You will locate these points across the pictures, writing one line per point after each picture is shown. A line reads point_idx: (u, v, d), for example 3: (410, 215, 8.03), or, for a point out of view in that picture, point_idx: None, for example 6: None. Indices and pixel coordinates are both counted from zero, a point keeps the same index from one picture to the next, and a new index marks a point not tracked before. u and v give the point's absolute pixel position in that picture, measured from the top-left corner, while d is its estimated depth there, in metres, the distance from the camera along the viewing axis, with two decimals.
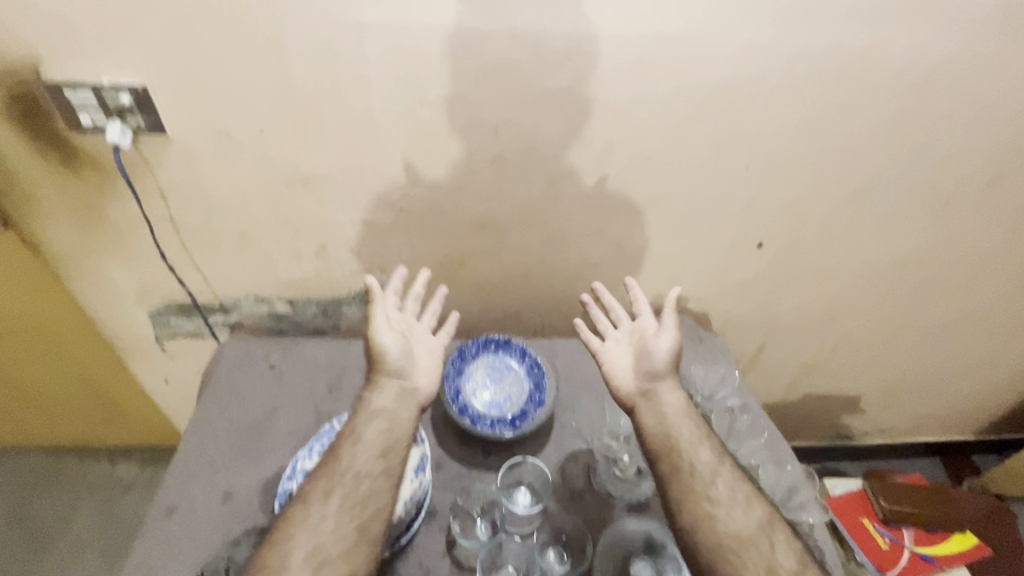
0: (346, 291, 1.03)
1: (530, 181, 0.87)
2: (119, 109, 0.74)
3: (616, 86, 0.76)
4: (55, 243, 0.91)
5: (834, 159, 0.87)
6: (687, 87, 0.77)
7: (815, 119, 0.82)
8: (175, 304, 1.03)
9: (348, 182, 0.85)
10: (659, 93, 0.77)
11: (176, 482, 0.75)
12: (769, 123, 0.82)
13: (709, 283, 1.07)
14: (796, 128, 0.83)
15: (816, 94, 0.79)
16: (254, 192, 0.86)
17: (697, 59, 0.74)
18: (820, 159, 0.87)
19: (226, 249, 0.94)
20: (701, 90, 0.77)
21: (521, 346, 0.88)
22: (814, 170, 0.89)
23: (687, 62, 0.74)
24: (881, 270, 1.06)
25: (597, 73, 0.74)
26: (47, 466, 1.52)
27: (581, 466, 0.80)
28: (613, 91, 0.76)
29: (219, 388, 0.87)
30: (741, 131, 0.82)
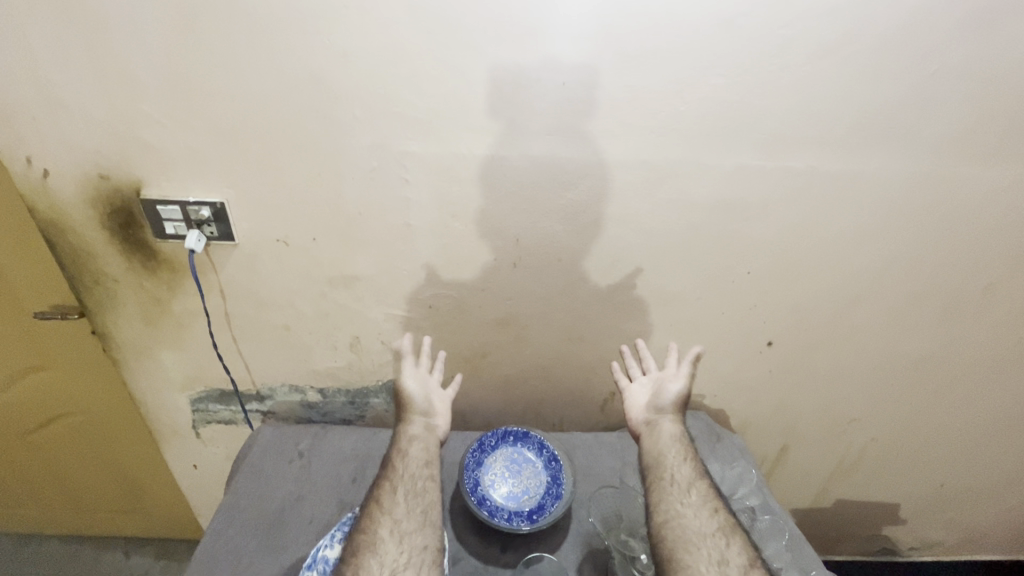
0: (374, 382, 1.10)
1: (549, 283, 0.95)
2: (198, 220, 0.86)
3: (624, 202, 0.86)
4: (122, 333, 1.01)
5: (831, 264, 0.94)
6: (688, 203, 0.86)
7: (808, 229, 0.90)
8: (217, 391, 1.10)
9: (385, 282, 0.95)
10: (662, 208, 0.87)
11: (200, 568, 0.77)
12: (766, 233, 0.90)
13: (724, 380, 1.09)
14: (793, 236, 0.91)
15: (805, 208, 0.88)
16: (302, 289, 0.96)
17: (696, 179, 0.84)
18: (818, 264, 0.94)
19: (270, 340, 1.03)
20: (701, 204, 0.87)
21: (540, 438, 0.91)
22: (814, 274, 0.95)
23: (687, 181, 0.84)
24: (895, 371, 1.08)
25: (606, 192, 0.85)
26: (65, 555, 1.52)
27: (600, 566, 0.79)
28: (621, 206, 0.87)
29: (250, 473, 0.91)
30: (740, 240, 0.91)
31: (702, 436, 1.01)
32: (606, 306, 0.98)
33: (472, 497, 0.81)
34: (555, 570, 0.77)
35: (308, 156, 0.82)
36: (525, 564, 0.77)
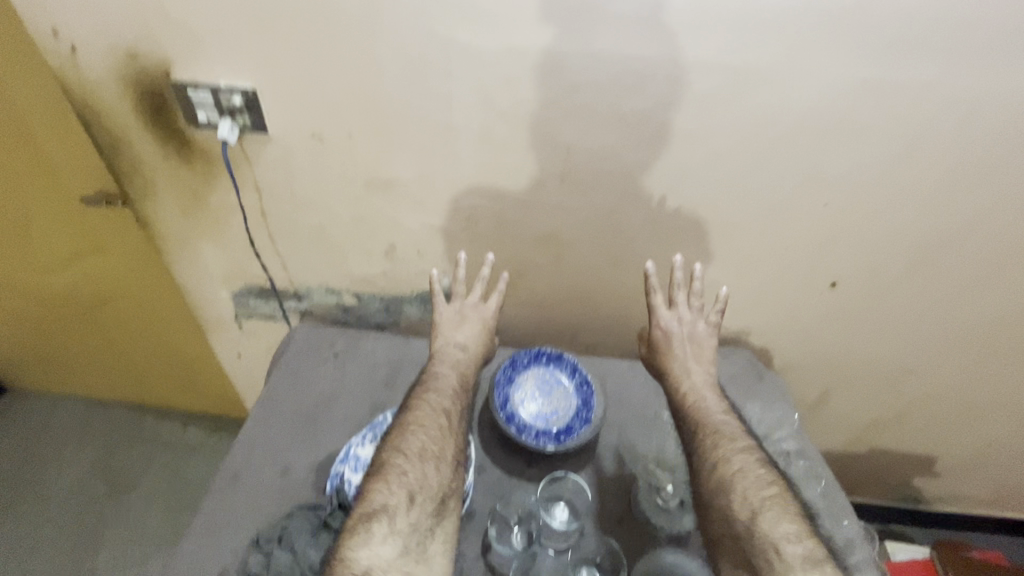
0: (409, 291, 1.08)
1: (597, 201, 0.88)
2: (230, 108, 0.81)
3: (693, 113, 0.76)
4: (163, 223, 1.01)
5: (925, 202, 0.82)
6: (768, 119, 0.75)
7: (907, 158, 0.78)
8: (256, 288, 1.12)
9: (423, 189, 0.90)
10: (739, 122, 0.76)
11: (243, 451, 0.81)
12: (854, 161, 0.78)
13: (773, 320, 1.03)
14: (886, 165, 0.79)
15: (910, 132, 0.75)
16: (338, 191, 0.92)
17: (781, 90, 0.72)
18: (909, 200, 0.82)
19: (306, 241, 1.01)
20: (782, 122, 0.75)
21: (573, 361, 0.89)
22: (900, 212, 0.84)
23: (771, 93, 0.72)
24: (970, 325, 0.98)
25: (675, 99, 0.74)
26: (131, 421, 1.68)
27: (622, 490, 0.79)
28: (690, 118, 0.76)
29: (288, 369, 0.93)
30: (823, 166, 0.80)
31: (742, 375, 0.97)
32: (657, 231, 0.90)
33: (500, 413, 0.81)
34: (578, 490, 0.78)
35: (344, 40, 0.73)
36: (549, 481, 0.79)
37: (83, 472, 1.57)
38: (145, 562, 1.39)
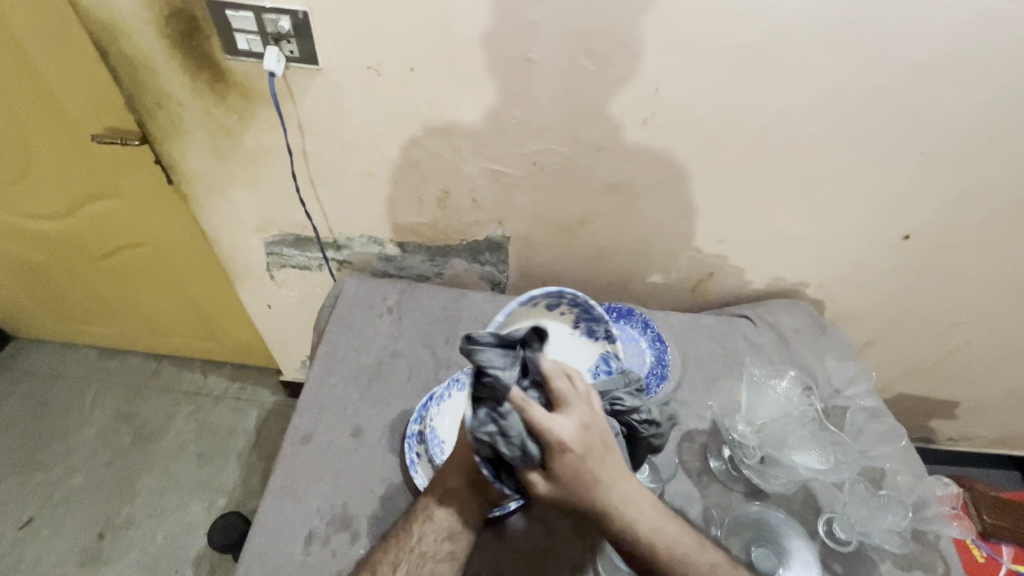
0: (458, 243, 1.03)
1: (677, 145, 0.84)
2: (277, 34, 0.72)
3: (791, 47, 0.72)
4: (191, 165, 0.93)
5: (1010, 150, 0.81)
6: (870, 61, 0.73)
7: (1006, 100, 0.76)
8: (292, 237, 1.05)
9: (488, 131, 0.83)
10: (836, 57, 0.73)
11: (310, 412, 0.79)
12: (949, 104, 0.77)
13: (831, 270, 1.02)
14: (981, 109, 0.77)
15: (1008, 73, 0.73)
16: (392, 130, 0.84)
17: (890, 29, 0.70)
18: (997, 146, 0.81)
19: (351, 189, 0.94)
20: (887, 67, 0.73)
21: (645, 318, 0.87)
22: (988, 156, 0.82)
23: (883, 34, 0.70)
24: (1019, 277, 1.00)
25: (776, 34, 0.70)
26: (148, 369, 1.64)
27: (696, 447, 0.78)
28: (786, 53, 0.72)
29: (342, 324, 0.89)
30: (915, 108, 0.78)
31: (803, 328, 0.94)
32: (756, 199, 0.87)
33: None
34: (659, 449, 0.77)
35: None
36: None
37: (104, 422, 1.54)
38: (183, 507, 1.40)
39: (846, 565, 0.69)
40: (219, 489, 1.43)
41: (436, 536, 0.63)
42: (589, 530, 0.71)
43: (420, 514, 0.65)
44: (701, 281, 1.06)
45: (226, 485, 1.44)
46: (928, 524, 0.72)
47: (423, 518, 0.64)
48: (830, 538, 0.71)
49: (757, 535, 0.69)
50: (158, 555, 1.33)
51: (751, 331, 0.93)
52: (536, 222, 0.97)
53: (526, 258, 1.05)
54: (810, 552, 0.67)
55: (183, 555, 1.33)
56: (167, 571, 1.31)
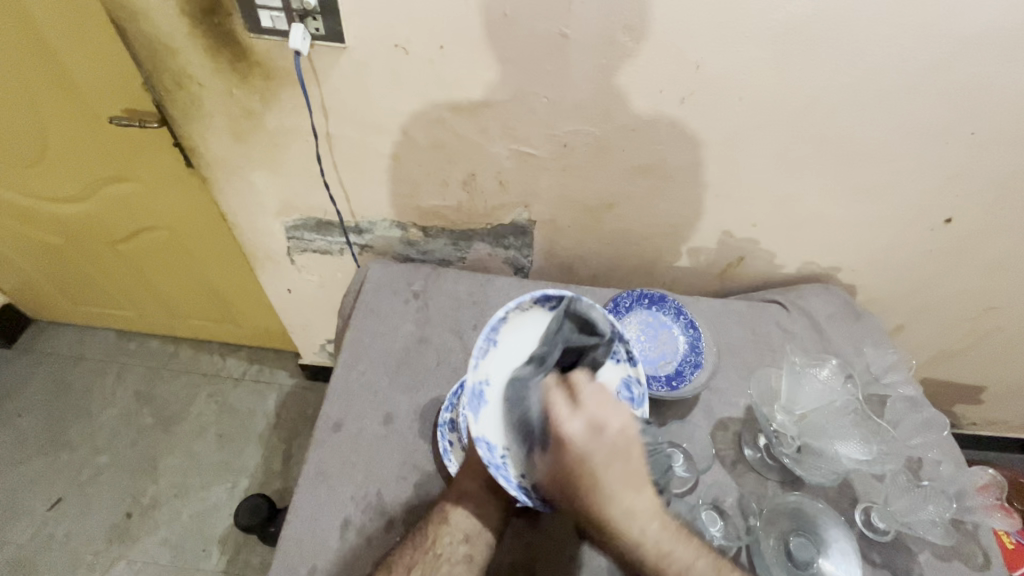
0: (483, 226, 1.01)
1: (714, 125, 0.80)
2: (302, 11, 0.69)
3: (845, 20, 0.68)
4: (211, 147, 0.90)
5: None
6: (928, 36, 0.69)
7: None
8: (313, 221, 1.04)
9: (518, 111, 0.80)
10: (891, 31, 0.68)
11: (339, 398, 0.78)
12: (1007, 81, 0.73)
13: (866, 254, 1.00)
14: None
15: None
16: (418, 111, 0.81)
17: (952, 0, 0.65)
18: None
19: (374, 171, 0.91)
20: (943, 42, 0.69)
21: (677, 304, 0.86)
22: None
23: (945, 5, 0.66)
24: None
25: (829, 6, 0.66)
26: (167, 352, 1.65)
27: (731, 435, 0.77)
28: (838, 26, 0.68)
29: (368, 310, 0.88)
30: (971, 85, 0.74)
31: (837, 313, 0.92)
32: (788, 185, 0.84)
33: None
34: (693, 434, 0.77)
35: None
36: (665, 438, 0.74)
37: (126, 404, 1.55)
38: (207, 488, 1.42)
39: (885, 556, 0.68)
40: (241, 471, 1.45)
41: (453, 539, 0.64)
42: None
43: (438, 513, 0.66)
44: (730, 265, 1.04)
45: (248, 466, 1.46)
46: (968, 514, 0.71)
47: (440, 520, 0.65)
48: (868, 528, 0.70)
49: (795, 525, 0.69)
50: (184, 534, 1.35)
51: (784, 316, 0.91)
52: (563, 205, 0.95)
53: (551, 242, 1.02)
54: (850, 542, 0.67)
55: (208, 535, 1.35)
56: (194, 550, 1.33)
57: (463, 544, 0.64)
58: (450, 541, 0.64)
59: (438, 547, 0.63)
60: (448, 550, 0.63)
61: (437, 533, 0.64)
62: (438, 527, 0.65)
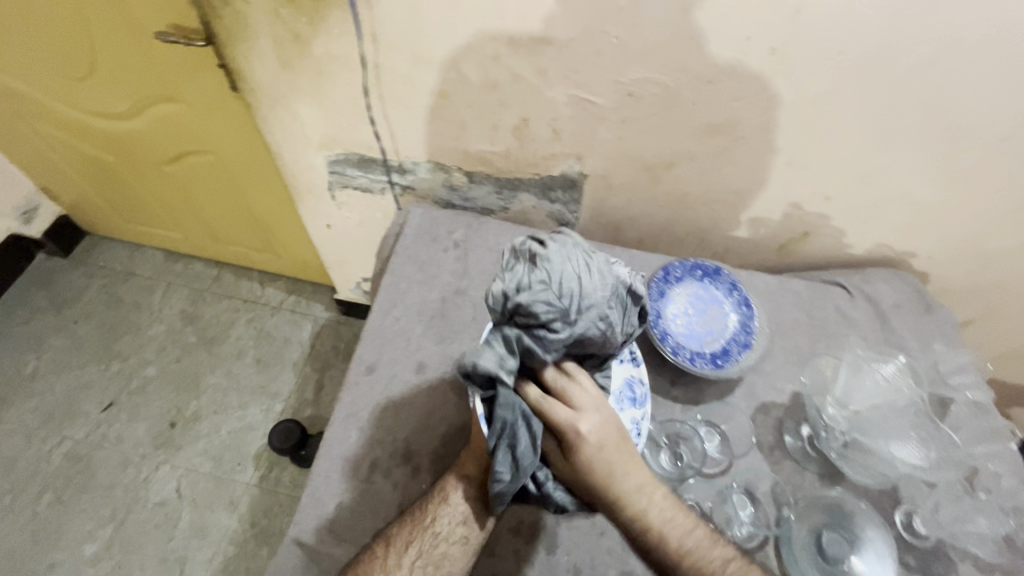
0: (530, 176, 0.95)
1: (802, 84, 0.71)
2: None
3: None
4: (255, 71, 0.87)
5: None
6: None
7: None
8: (355, 156, 1.00)
9: (583, 52, 0.73)
10: None
11: (373, 343, 0.78)
12: None
13: (949, 242, 0.90)
14: None
15: None
16: (473, 46, 0.75)
17: None
18: None
19: (422, 108, 0.86)
20: None
21: (732, 279, 0.81)
22: None
23: None
24: None
25: None
26: (210, 275, 1.70)
27: (772, 420, 0.73)
28: None
29: (405, 255, 0.86)
30: None
31: (906, 303, 0.84)
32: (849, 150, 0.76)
33: (654, 330, 0.75)
34: (731, 414, 0.73)
35: None
36: (704, 419, 0.73)
37: (172, 321, 1.62)
38: (244, 407, 1.49)
39: (921, 560, 0.65)
40: (276, 396, 1.51)
41: (452, 518, 0.62)
42: None
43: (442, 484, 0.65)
44: (793, 241, 0.96)
45: (283, 392, 1.52)
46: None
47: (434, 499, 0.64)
48: (908, 531, 0.67)
49: (831, 519, 0.66)
50: (222, 448, 1.44)
51: (846, 301, 0.84)
52: (618, 161, 0.88)
53: (600, 200, 0.96)
54: (886, 544, 0.64)
55: (244, 451, 1.43)
56: (231, 463, 1.42)
57: (462, 527, 0.62)
58: (452, 519, 0.62)
59: (438, 523, 0.62)
60: (449, 529, 0.62)
61: (436, 512, 0.63)
62: (442, 505, 0.63)
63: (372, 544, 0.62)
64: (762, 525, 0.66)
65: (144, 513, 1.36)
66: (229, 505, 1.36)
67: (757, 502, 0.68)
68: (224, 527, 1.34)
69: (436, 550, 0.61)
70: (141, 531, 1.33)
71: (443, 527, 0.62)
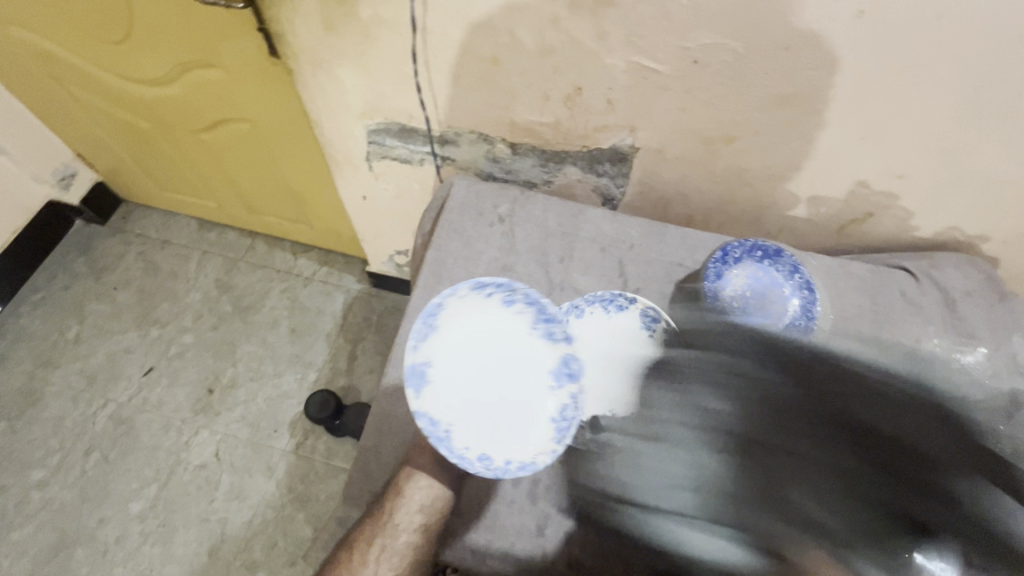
0: (578, 149, 0.92)
1: (889, 51, 0.66)
2: None
3: None
4: (298, 35, 0.83)
5: None
6: None
7: None
8: (396, 126, 0.97)
9: (649, 14, 0.67)
10: None
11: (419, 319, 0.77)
12: None
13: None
14: None
15: None
16: (530, 7, 0.70)
17: None
18: None
19: (470, 76, 0.82)
20: None
21: (794, 261, 0.77)
22: None
23: None
24: None
25: None
26: (244, 245, 1.71)
27: None
28: None
29: (450, 230, 0.83)
30: None
31: (978, 291, 0.80)
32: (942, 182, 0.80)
33: (711, 314, 0.72)
34: None
35: None
36: None
37: (208, 289, 1.64)
38: (279, 376, 1.52)
39: None
40: (310, 365, 1.53)
41: (410, 509, 0.66)
42: None
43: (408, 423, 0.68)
44: (854, 221, 0.91)
45: (317, 361, 1.53)
46: None
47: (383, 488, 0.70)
48: None
49: None
50: (258, 415, 1.47)
51: (912, 287, 0.80)
52: (675, 134, 0.84)
53: (651, 175, 0.92)
54: None
55: (280, 419, 1.46)
56: (268, 430, 1.45)
57: (418, 516, 0.65)
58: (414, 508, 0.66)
59: (397, 516, 0.65)
60: (411, 520, 0.65)
61: (394, 506, 0.66)
62: (402, 499, 0.66)
63: (345, 546, 0.67)
64: None
65: (186, 474, 1.40)
66: (266, 470, 1.40)
67: None
68: (262, 491, 1.38)
69: (397, 541, 0.65)
70: (183, 492, 1.38)
71: (404, 518, 0.65)
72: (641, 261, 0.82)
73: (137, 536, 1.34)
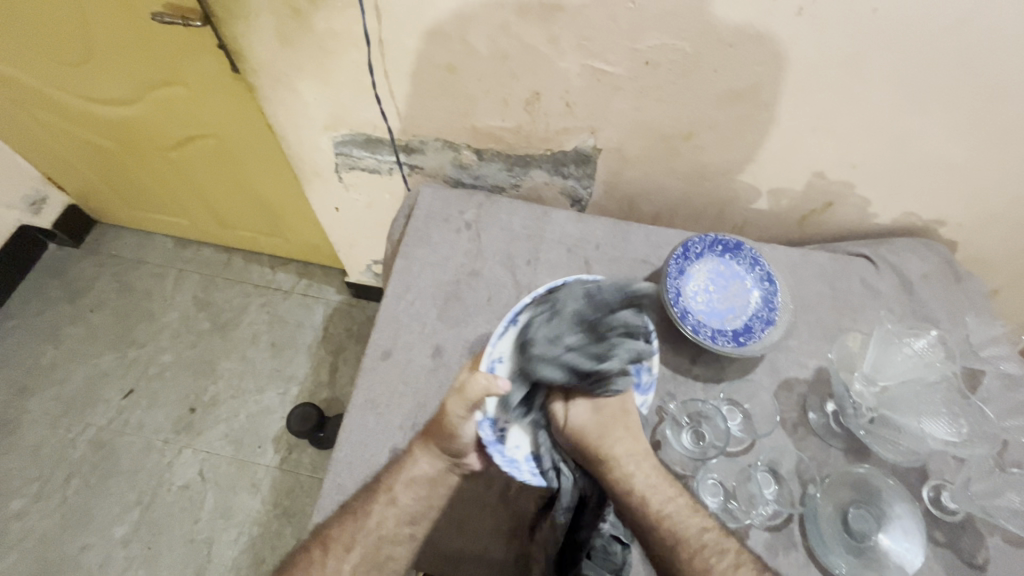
0: (542, 152, 0.93)
1: (832, 45, 0.67)
2: None
3: None
4: (256, 51, 0.83)
5: None
6: None
7: None
8: (362, 137, 0.98)
9: (598, 18, 0.69)
10: None
11: (388, 328, 0.77)
12: None
13: (980, 209, 0.87)
14: None
15: None
16: (482, 15, 0.71)
17: None
18: None
19: (430, 84, 0.83)
20: None
21: (753, 253, 0.79)
22: None
23: None
24: None
25: None
26: (221, 261, 1.70)
27: (796, 397, 0.72)
28: None
29: (417, 237, 0.84)
30: None
31: (935, 275, 0.82)
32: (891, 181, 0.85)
33: (674, 309, 0.73)
34: (754, 392, 0.72)
35: None
36: (725, 399, 0.72)
37: (186, 307, 1.63)
38: (261, 392, 1.51)
39: (949, 535, 0.64)
40: (292, 379, 1.52)
41: (416, 490, 0.65)
42: (669, 472, 0.68)
43: (439, 428, 0.65)
44: (815, 211, 0.93)
45: (299, 375, 1.53)
46: None
47: (421, 496, 0.66)
48: (935, 506, 0.66)
49: (859, 496, 0.65)
50: (241, 432, 1.46)
51: (871, 273, 0.81)
52: (635, 133, 0.85)
53: (615, 175, 0.94)
54: (914, 519, 0.63)
55: (263, 435, 1.45)
56: (252, 446, 1.44)
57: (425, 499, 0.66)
58: (415, 494, 0.65)
59: (400, 496, 0.65)
60: (412, 503, 0.65)
61: (401, 488, 0.65)
62: (408, 482, 0.65)
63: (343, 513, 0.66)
64: (786, 504, 0.66)
65: (170, 496, 1.39)
66: (251, 487, 1.39)
67: (781, 479, 0.67)
68: (248, 508, 1.37)
69: (402, 517, 0.65)
70: (168, 513, 1.37)
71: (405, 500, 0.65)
72: (606, 260, 0.83)
73: (121, 561, 1.32)
